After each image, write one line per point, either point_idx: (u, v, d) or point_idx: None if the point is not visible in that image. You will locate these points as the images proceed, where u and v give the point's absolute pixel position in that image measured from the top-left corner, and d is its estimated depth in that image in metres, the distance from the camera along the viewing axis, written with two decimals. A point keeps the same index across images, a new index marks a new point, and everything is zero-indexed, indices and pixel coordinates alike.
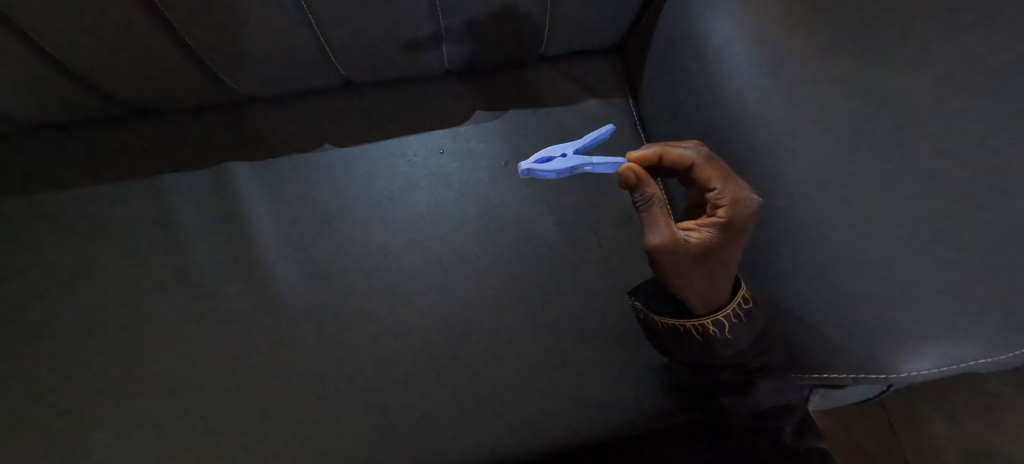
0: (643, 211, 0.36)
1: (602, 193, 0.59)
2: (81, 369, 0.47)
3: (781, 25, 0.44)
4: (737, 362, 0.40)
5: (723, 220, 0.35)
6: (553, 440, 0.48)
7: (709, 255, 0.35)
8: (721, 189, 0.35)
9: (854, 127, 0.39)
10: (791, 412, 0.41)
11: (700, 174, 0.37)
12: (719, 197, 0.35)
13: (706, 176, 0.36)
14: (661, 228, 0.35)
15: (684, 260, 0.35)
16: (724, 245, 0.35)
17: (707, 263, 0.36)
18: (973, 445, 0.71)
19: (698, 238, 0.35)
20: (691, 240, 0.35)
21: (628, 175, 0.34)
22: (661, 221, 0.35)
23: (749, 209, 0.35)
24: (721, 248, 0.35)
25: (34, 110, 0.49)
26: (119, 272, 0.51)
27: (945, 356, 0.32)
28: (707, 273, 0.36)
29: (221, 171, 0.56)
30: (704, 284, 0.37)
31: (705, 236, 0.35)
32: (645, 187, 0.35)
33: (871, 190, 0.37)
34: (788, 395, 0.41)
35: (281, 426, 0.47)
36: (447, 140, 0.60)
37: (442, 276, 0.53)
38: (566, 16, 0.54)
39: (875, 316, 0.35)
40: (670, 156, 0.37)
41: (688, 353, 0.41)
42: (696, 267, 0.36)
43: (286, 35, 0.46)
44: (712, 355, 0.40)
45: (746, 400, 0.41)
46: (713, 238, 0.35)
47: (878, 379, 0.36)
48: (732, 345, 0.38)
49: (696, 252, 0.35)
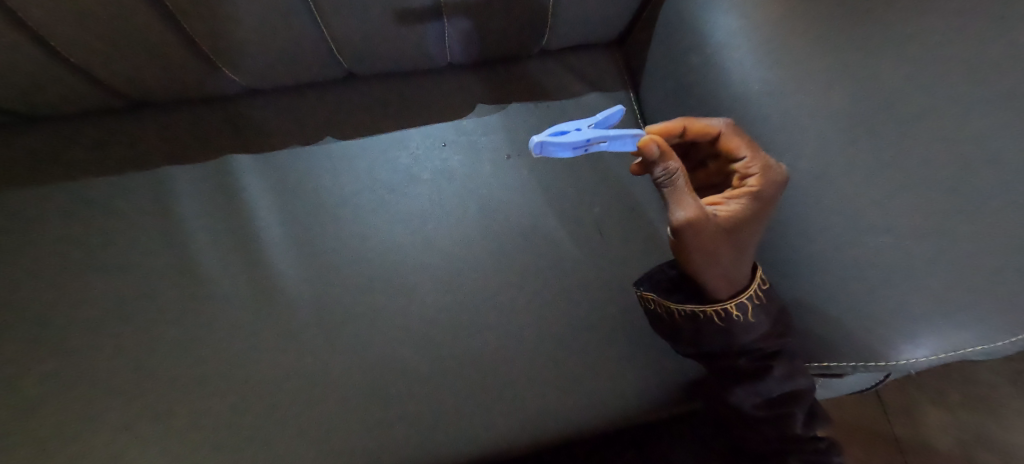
0: (664, 187, 0.33)
1: (604, 186, 0.59)
2: (83, 366, 0.46)
3: (781, 20, 0.45)
4: (756, 346, 0.39)
5: (755, 188, 0.36)
6: (557, 433, 0.49)
7: (739, 227, 0.35)
8: (750, 158, 0.37)
9: (850, 122, 0.40)
10: (805, 397, 0.39)
11: (727, 143, 0.38)
12: (749, 166, 0.37)
13: (733, 145, 0.38)
14: (689, 203, 0.32)
15: (714, 236, 0.34)
16: (754, 214, 0.36)
17: (736, 236, 0.35)
18: (968, 435, 0.72)
19: (729, 210, 0.35)
20: (722, 213, 0.35)
21: (651, 148, 0.31)
22: (688, 197, 0.33)
23: (778, 178, 0.37)
24: (752, 218, 0.36)
25: (31, 100, 0.48)
26: (118, 267, 0.50)
27: (941, 343, 0.35)
28: (733, 250, 0.36)
29: (222, 164, 0.55)
30: (729, 262, 0.37)
31: (736, 207, 0.36)
32: (668, 160, 0.32)
33: (869, 185, 0.38)
34: (799, 379, 0.40)
35: (286, 419, 0.47)
36: (449, 133, 0.59)
37: (446, 269, 0.53)
38: (569, 11, 0.54)
39: (878, 307, 0.36)
40: (695, 127, 0.38)
41: (706, 342, 0.41)
42: (725, 242, 0.35)
43: (291, 28, 0.46)
44: (732, 341, 0.40)
45: (757, 388, 0.40)
46: (744, 208, 0.35)
47: (879, 367, 0.38)
48: (753, 329, 0.39)
49: (728, 225, 0.35)
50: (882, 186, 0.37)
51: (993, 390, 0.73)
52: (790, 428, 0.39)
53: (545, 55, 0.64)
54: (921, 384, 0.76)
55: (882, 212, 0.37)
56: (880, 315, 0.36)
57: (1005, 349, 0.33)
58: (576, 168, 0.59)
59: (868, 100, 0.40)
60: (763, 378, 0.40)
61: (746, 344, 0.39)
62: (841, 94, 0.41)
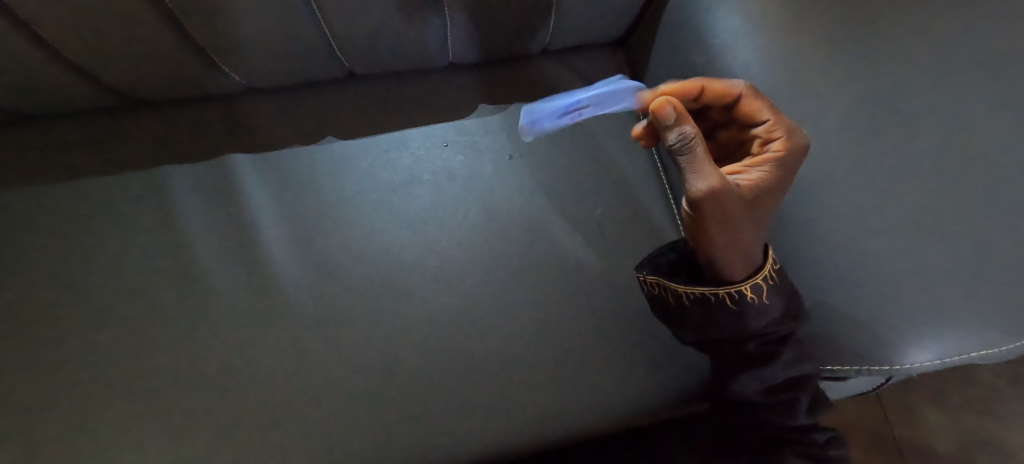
0: (681, 156, 0.29)
1: (606, 187, 0.59)
2: (82, 367, 0.46)
3: (786, 22, 0.45)
4: (770, 329, 0.37)
5: (780, 153, 0.35)
6: (558, 433, 0.49)
7: (760, 196, 0.33)
8: (773, 121, 0.36)
9: (855, 126, 0.40)
10: (807, 382, 0.40)
11: (748, 104, 0.37)
12: (772, 130, 0.36)
13: (754, 107, 0.37)
14: (708, 171, 0.29)
15: (734, 206, 0.31)
16: (774, 183, 0.34)
17: (756, 207, 0.33)
18: (968, 437, 0.73)
19: (751, 178, 0.34)
20: (744, 181, 0.34)
21: (666, 108, 0.29)
22: (707, 165, 0.29)
23: (801, 143, 0.35)
24: (773, 186, 0.34)
25: (30, 99, 0.48)
26: (117, 267, 0.50)
27: (945, 348, 0.35)
28: (753, 223, 0.34)
29: (222, 164, 0.55)
30: (749, 234, 0.35)
31: (758, 175, 0.34)
32: (683, 124, 0.29)
33: (873, 189, 0.38)
34: (806, 361, 0.40)
35: (287, 421, 0.47)
36: (451, 133, 0.59)
37: (447, 270, 0.53)
38: (572, 12, 0.53)
39: (882, 313, 0.36)
40: (714, 88, 0.38)
41: (717, 325, 0.38)
42: (746, 213, 0.33)
43: (292, 27, 0.45)
44: (746, 325, 0.37)
45: (761, 373, 0.39)
46: (767, 176, 0.34)
47: (880, 371, 0.38)
48: (768, 311, 0.37)
49: (752, 193, 0.33)
50: (887, 191, 0.37)
51: (993, 391, 0.73)
52: (797, 413, 0.39)
53: (548, 55, 0.64)
54: (922, 386, 0.76)
55: (886, 217, 0.37)
56: (885, 319, 0.36)
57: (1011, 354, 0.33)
58: (578, 169, 0.59)
59: (873, 102, 0.39)
60: (769, 362, 0.39)
61: (761, 327, 0.37)
62: (845, 97, 0.41)
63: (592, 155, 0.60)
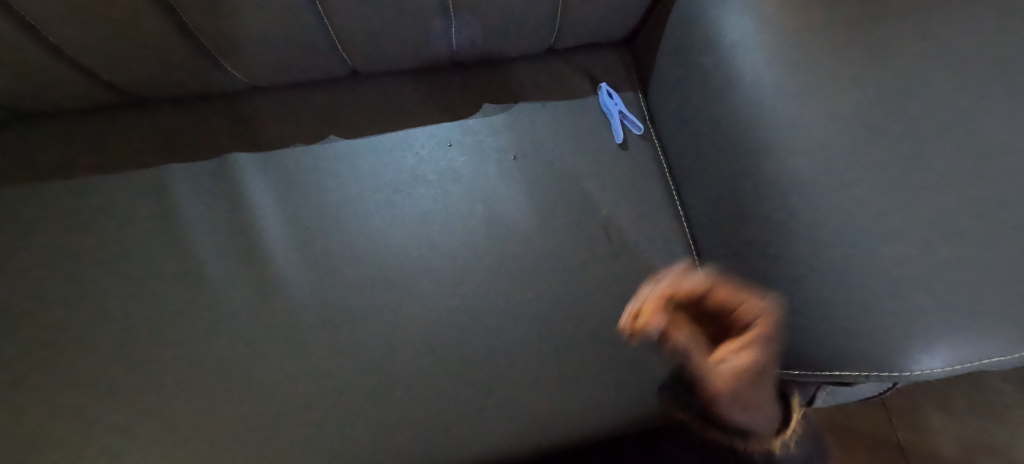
0: None
1: (611, 189, 0.58)
2: (84, 366, 0.46)
3: (796, 23, 0.44)
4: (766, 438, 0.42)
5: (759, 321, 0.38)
6: (562, 437, 0.48)
7: (762, 372, 0.37)
8: (746, 306, 0.39)
9: (866, 129, 0.39)
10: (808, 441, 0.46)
11: (719, 294, 0.40)
12: (747, 314, 0.39)
13: (723, 294, 0.40)
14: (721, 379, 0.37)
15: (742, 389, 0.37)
16: (766, 354, 0.37)
17: (762, 382, 0.38)
18: (974, 443, 0.72)
19: (744, 356, 0.37)
20: (738, 361, 0.36)
21: None
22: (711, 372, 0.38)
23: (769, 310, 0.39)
24: (766, 354, 0.38)
25: (32, 96, 0.47)
26: (119, 267, 0.49)
27: (953, 354, 0.32)
28: (762, 394, 0.39)
29: (225, 162, 0.54)
30: (756, 415, 0.40)
31: (749, 353, 0.37)
32: None
33: (884, 194, 0.37)
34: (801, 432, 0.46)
35: (289, 423, 0.46)
36: (455, 133, 0.58)
37: (451, 271, 0.52)
38: (579, 11, 0.53)
39: (891, 312, 0.35)
40: (682, 291, 0.41)
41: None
42: (755, 388, 0.38)
43: (296, 25, 0.45)
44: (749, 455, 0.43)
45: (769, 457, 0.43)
46: (756, 352, 0.37)
47: (889, 377, 0.35)
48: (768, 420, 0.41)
49: (754, 373, 0.37)
50: (898, 196, 0.36)
51: (999, 397, 0.73)
52: None
53: (553, 54, 0.63)
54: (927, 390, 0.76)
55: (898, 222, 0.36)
56: (894, 320, 0.34)
57: (1009, 362, 0.32)
58: (584, 170, 0.58)
59: None
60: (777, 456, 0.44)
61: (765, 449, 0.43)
62: (857, 98, 0.40)
63: (597, 157, 0.59)
